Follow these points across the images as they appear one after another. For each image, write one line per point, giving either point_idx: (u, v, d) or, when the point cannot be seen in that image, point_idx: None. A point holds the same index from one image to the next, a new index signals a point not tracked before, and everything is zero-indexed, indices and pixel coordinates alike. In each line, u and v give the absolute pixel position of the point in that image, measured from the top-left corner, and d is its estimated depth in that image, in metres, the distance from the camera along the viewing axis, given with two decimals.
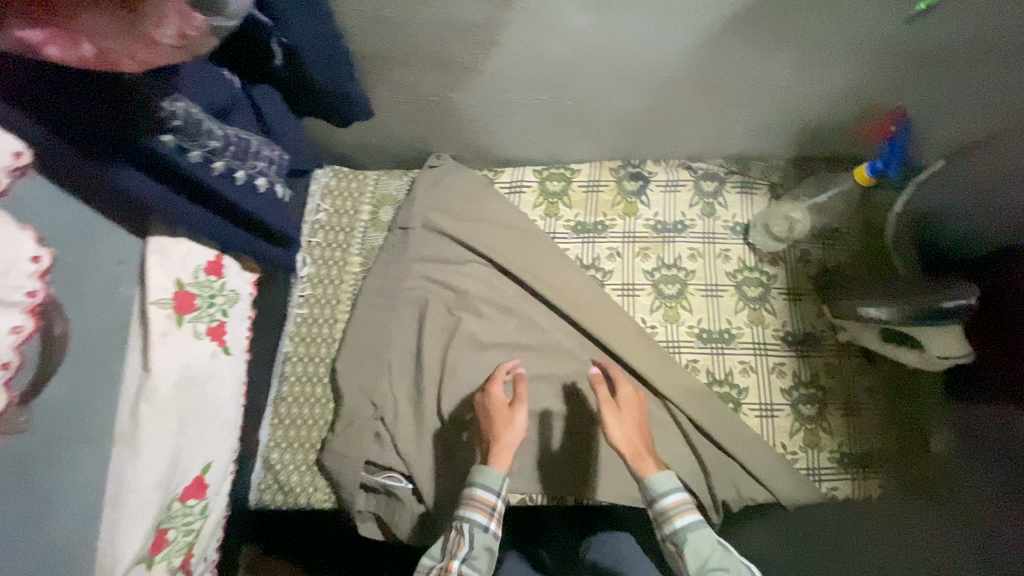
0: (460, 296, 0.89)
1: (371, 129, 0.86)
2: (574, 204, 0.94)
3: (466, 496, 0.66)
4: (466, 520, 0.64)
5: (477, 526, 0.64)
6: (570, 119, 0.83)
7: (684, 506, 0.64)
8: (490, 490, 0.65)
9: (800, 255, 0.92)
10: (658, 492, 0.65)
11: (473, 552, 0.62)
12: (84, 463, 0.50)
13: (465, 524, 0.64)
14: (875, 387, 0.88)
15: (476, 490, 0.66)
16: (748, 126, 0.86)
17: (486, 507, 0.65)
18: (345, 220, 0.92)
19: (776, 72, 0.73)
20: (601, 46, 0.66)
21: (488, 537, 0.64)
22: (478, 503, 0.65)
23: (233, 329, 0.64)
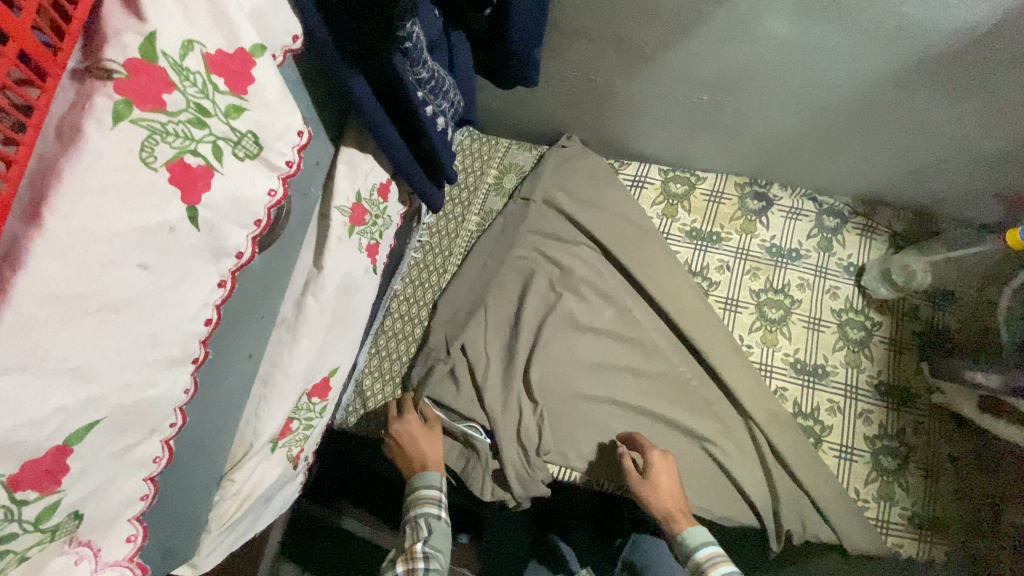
0: (567, 273, 0.91)
1: (521, 97, 0.89)
2: (693, 210, 0.95)
3: (413, 497, 0.71)
4: (420, 515, 0.68)
5: (431, 517, 0.68)
6: (718, 126, 0.85)
7: (718, 558, 0.67)
8: (434, 485, 0.71)
9: (908, 309, 0.91)
10: (692, 545, 0.69)
11: (433, 537, 0.66)
12: (254, 337, 0.53)
13: (418, 519, 0.68)
14: (960, 456, 0.87)
15: (421, 487, 0.71)
16: (889, 170, 0.86)
17: (434, 499, 0.70)
18: (472, 179, 0.96)
19: (947, 120, 0.73)
20: (788, 58, 0.67)
21: (442, 523, 0.69)
22: (426, 499, 0.70)
23: (382, 252, 0.66)
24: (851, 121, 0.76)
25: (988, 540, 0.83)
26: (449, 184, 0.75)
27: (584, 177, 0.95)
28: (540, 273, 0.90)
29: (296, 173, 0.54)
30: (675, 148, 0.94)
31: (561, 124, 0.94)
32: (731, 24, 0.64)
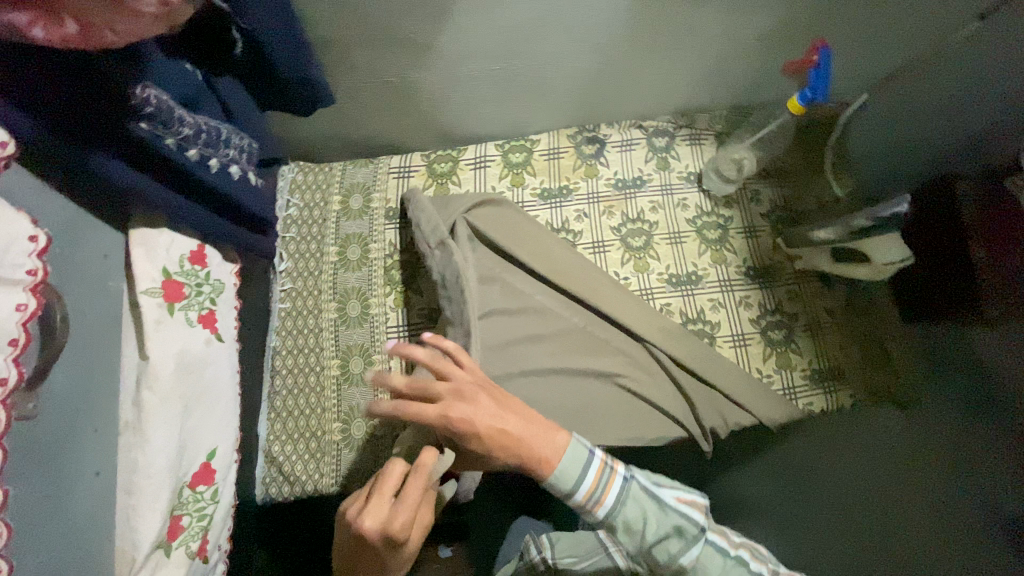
0: (440, 271, 0.91)
1: (332, 119, 0.88)
2: (538, 171, 0.98)
3: None
4: None
5: None
6: (524, 88, 0.87)
7: (604, 478, 0.56)
8: None
9: (751, 195, 0.99)
10: (571, 483, 0.56)
11: None
12: (91, 450, 0.51)
13: None
14: (835, 307, 0.95)
15: None
16: (690, 80, 0.92)
17: None
18: (317, 212, 0.92)
19: (711, 22, 0.78)
20: (547, 9, 0.70)
21: None
22: None
23: (222, 317, 0.65)
24: (633, 48, 0.81)
25: (875, 369, 0.93)
26: (273, 225, 0.75)
27: (427, 174, 0.95)
28: (415, 281, 0.90)
29: (79, 274, 0.51)
30: (501, 120, 0.96)
31: (386, 131, 0.93)
32: None
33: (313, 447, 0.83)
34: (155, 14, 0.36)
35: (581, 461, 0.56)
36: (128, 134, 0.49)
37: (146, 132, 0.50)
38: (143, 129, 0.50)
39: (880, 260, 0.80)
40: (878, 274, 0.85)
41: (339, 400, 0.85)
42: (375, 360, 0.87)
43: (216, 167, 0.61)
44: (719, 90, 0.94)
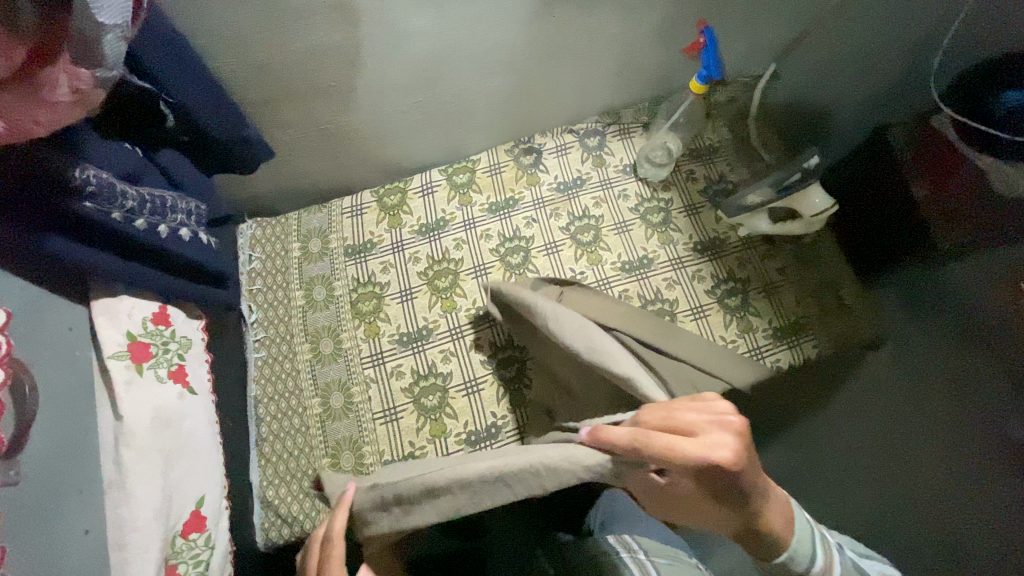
0: (404, 297, 0.95)
1: (280, 173, 0.93)
2: (483, 189, 1.03)
3: None
4: None
5: None
6: (452, 115, 0.93)
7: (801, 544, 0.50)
8: None
9: (686, 174, 1.04)
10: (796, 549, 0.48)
11: None
12: (80, 513, 0.54)
13: None
14: (786, 266, 0.98)
15: None
16: (606, 80, 0.98)
17: None
18: (280, 262, 0.97)
19: (609, 25, 0.84)
20: (451, 40, 0.76)
21: None
22: None
23: (192, 371, 0.70)
24: (542, 59, 0.86)
25: (833, 317, 0.96)
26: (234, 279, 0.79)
27: (378, 208, 1.00)
28: (382, 310, 0.94)
29: (46, 349, 0.55)
30: (439, 147, 1.01)
31: (333, 175, 0.98)
32: (384, 36, 0.72)
33: (306, 486, 0.85)
34: (69, 100, 0.41)
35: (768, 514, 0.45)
36: (73, 213, 0.54)
37: (92, 209, 0.55)
38: (88, 207, 0.54)
39: (811, 213, 0.92)
40: (810, 227, 0.95)
41: (325, 437, 0.87)
42: (354, 392, 0.90)
43: (167, 232, 0.65)
44: (636, 82, 1.00)
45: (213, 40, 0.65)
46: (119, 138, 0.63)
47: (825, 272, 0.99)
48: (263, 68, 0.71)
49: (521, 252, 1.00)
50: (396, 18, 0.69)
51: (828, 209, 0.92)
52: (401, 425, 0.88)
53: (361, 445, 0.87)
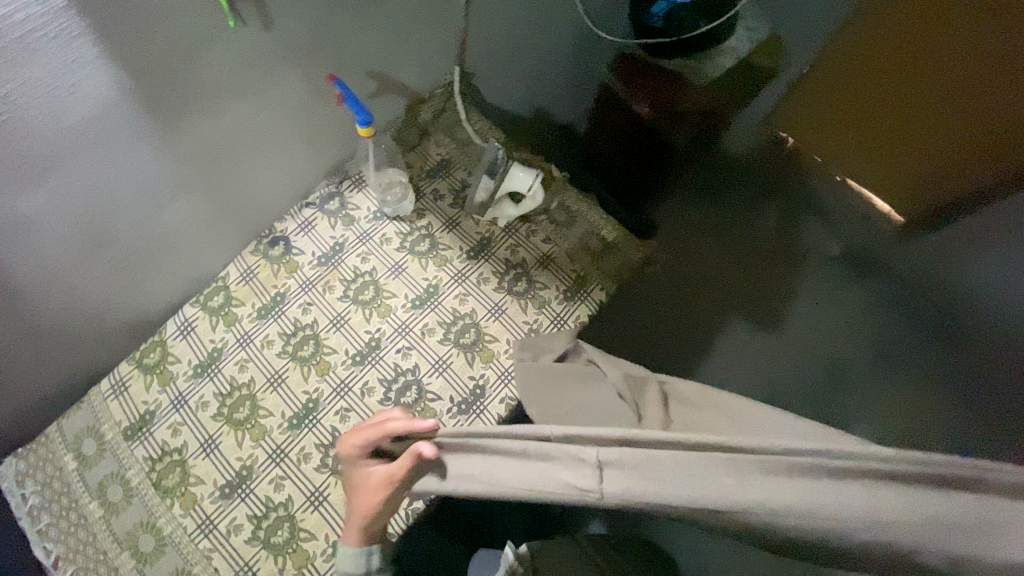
0: (208, 449, 0.88)
1: (3, 400, 0.82)
2: (244, 300, 0.98)
3: None
4: None
5: None
6: (162, 252, 0.88)
7: None
8: None
9: (431, 197, 1.08)
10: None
11: None
12: None
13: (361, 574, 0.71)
14: (549, 234, 1.06)
15: None
16: (305, 148, 0.97)
17: None
18: (59, 483, 0.86)
19: (262, 112, 0.82)
20: (91, 198, 0.71)
21: None
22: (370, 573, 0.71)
23: None
24: (214, 166, 0.83)
25: (606, 257, 1.04)
26: None
27: (141, 374, 0.92)
28: (193, 474, 0.87)
29: None
30: (178, 282, 0.95)
31: (73, 366, 0.89)
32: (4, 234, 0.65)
33: None
34: None
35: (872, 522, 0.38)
36: None
37: None
38: None
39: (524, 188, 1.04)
40: (538, 198, 1.06)
41: None
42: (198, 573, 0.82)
43: None
44: (336, 136, 1.01)
45: None
46: None
47: (584, 222, 1.07)
48: None
49: (311, 340, 0.96)
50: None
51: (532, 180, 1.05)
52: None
53: None
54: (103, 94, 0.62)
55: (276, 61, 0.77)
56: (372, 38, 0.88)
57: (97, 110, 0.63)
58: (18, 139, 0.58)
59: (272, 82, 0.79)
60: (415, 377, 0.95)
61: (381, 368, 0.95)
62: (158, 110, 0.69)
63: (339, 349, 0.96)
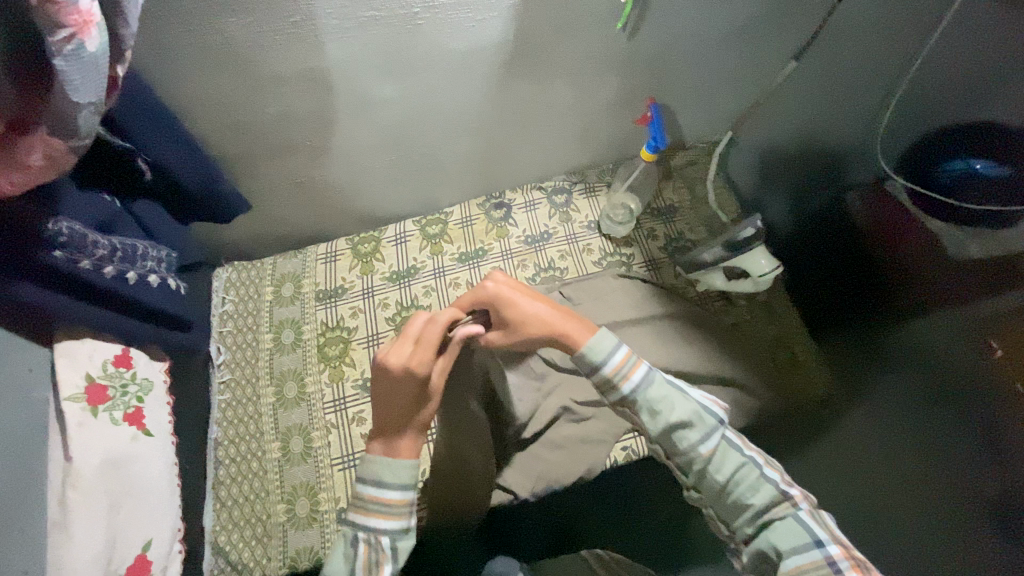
0: (370, 343, 0.97)
1: (257, 221, 0.97)
2: (454, 239, 1.07)
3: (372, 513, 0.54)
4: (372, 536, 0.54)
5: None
6: (425, 171, 0.98)
7: None
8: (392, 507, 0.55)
9: (646, 232, 1.10)
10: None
11: None
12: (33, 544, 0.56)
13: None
14: (739, 321, 1.03)
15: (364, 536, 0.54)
16: (572, 141, 1.03)
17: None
18: (251, 305, 0.99)
19: (570, 97, 0.89)
20: (421, 107, 0.81)
21: None
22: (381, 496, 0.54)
23: (151, 413, 0.72)
24: (507, 123, 0.91)
25: (786, 374, 1.00)
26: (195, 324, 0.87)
27: (351, 255, 1.03)
28: (350, 355, 0.96)
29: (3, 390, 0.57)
30: (415, 199, 1.06)
31: (310, 223, 1.02)
32: (355, 103, 0.77)
33: (260, 532, 0.84)
34: (41, 165, 0.46)
35: (611, 343, 0.59)
36: (41, 261, 0.57)
37: (61, 258, 0.59)
38: (55, 256, 0.58)
39: (757, 274, 0.98)
40: (760, 288, 1.00)
41: (282, 481, 0.87)
42: (314, 437, 0.91)
43: (136, 278, 0.69)
44: (600, 143, 1.06)
45: (188, 103, 0.70)
46: (97, 189, 0.67)
47: (778, 327, 1.03)
48: (237, 130, 0.76)
49: None
50: (365, 87, 0.74)
51: (771, 271, 0.97)
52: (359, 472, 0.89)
53: (318, 491, 0.87)
54: (488, 36, 0.71)
55: (613, 62, 0.83)
56: (688, 77, 0.93)
57: (474, 45, 0.72)
58: (416, 42, 0.69)
59: (596, 77, 0.86)
60: None
61: None
62: (508, 65, 0.78)
63: None
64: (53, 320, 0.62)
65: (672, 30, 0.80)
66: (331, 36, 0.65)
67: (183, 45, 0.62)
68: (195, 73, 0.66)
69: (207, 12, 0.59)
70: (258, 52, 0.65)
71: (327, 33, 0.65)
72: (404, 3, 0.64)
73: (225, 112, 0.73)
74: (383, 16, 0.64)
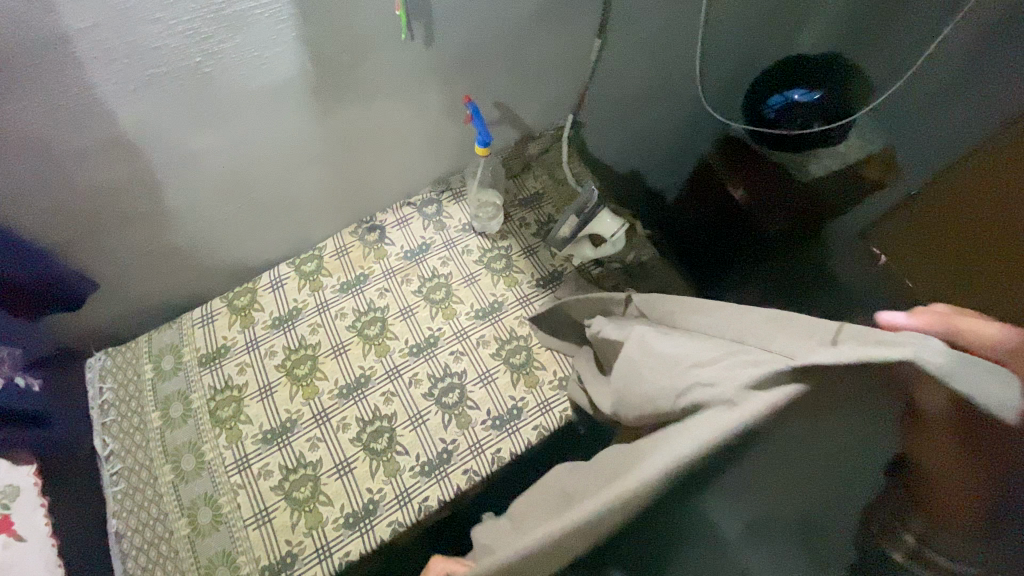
0: (264, 393, 0.96)
1: (119, 301, 0.94)
2: (333, 272, 1.07)
3: None
4: None
5: None
6: (281, 213, 0.99)
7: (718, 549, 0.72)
8: None
9: (518, 223, 1.15)
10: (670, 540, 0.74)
11: None
12: None
13: None
14: (619, 282, 1.09)
15: None
16: (423, 154, 1.07)
17: None
18: (133, 388, 0.96)
19: (399, 112, 0.93)
20: (246, 153, 0.83)
21: None
22: None
23: (23, 517, 0.69)
24: (347, 149, 0.94)
25: None
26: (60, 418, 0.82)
27: (229, 312, 1.02)
28: (246, 410, 0.95)
29: None
30: (283, 242, 1.06)
31: (177, 291, 1.00)
32: (174, 162, 0.77)
33: None
34: None
35: None
36: None
37: None
38: None
39: (610, 233, 1.07)
40: (619, 247, 1.09)
41: (196, 556, 0.84)
42: (222, 503, 0.88)
43: None
44: (451, 149, 1.11)
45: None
46: None
47: (655, 279, 1.10)
48: (55, 213, 0.74)
49: (379, 322, 1.04)
50: (176, 144, 0.74)
51: (620, 227, 1.08)
52: (275, 524, 0.87)
53: (236, 556, 0.84)
54: (286, 71, 0.74)
55: (424, 72, 0.88)
56: (507, 72, 0.99)
57: (276, 82, 0.75)
58: (212, 89, 0.71)
59: (416, 89, 0.90)
60: (460, 381, 0.99)
61: (432, 364, 1.01)
62: (320, 94, 0.80)
63: (401, 337, 1.03)
64: None
65: (468, 32, 0.86)
66: (119, 100, 0.66)
67: None
68: None
69: None
70: (48, 132, 0.65)
71: (113, 98, 0.65)
72: (183, 56, 0.65)
73: (36, 197, 0.71)
74: (167, 71, 0.66)
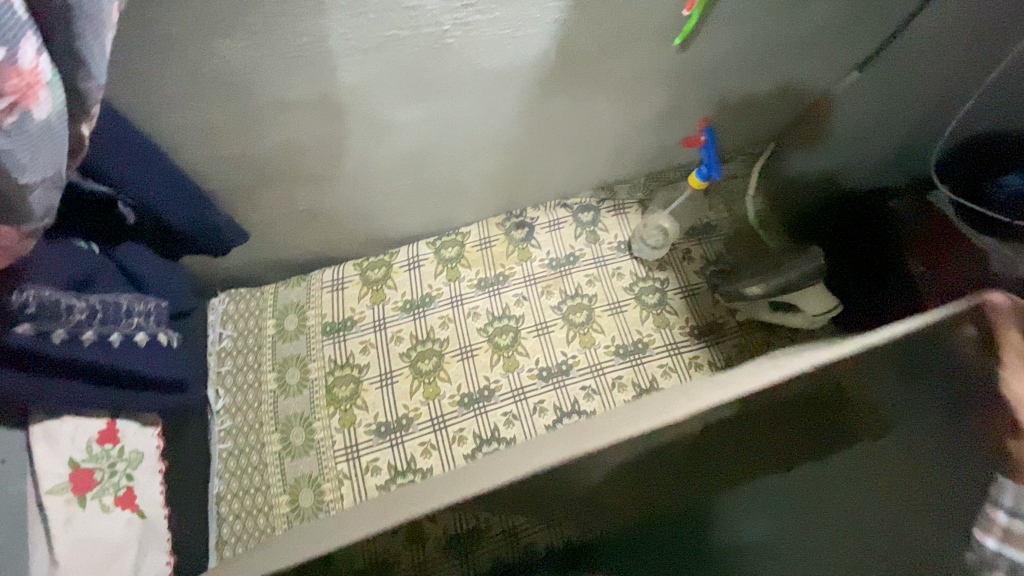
0: (384, 382, 0.90)
1: (255, 250, 0.88)
2: (472, 263, 0.99)
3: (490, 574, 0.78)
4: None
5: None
6: (441, 194, 0.89)
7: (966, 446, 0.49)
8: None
9: (682, 255, 1.00)
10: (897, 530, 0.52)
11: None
12: None
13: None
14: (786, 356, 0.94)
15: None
16: (601, 160, 0.93)
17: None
18: (252, 340, 0.91)
19: (603, 113, 0.78)
20: (441, 131, 0.71)
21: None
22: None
23: (144, 487, 0.65)
24: (536, 143, 0.81)
25: None
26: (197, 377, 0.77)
27: (361, 282, 0.96)
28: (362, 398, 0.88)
29: None
30: (429, 220, 0.97)
31: (310, 249, 0.92)
32: (369, 129, 0.66)
33: None
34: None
35: None
36: (5, 342, 0.49)
37: (29, 333, 0.50)
38: (23, 332, 0.50)
39: (812, 312, 0.87)
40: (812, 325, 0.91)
41: None
42: (324, 488, 0.83)
43: (121, 340, 0.60)
44: (632, 160, 0.96)
45: (172, 133, 0.59)
46: (78, 239, 0.59)
47: None
48: (234, 161, 0.65)
49: (511, 332, 0.94)
50: (383, 111, 0.63)
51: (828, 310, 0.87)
52: None
53: None
54: (526, 54, 0.61)
55: (657, 76, 0.73)
56: (735, 91, 0.83)
57: (509, 65, 0.62)
58: (444, 61, 0.58)
59: (634, 95, 0.76)
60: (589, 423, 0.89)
61: (561, 396, 0.91)
62: (544, 84, 0.67)
63: (532, 355, 0.93)
64: (25, 401, 0.53)
65: (726, 40, 0.70)
66: (346, 59, 0.54)
67: (165, 69, 0.50)
68: (183, 103, 0.55)
69: (190, 33, 0.47)
70: (258, 79, 0.54)
71: (340, 56, 0.54)
72: (431, 21, 0.53)
73: (217, 142, 0.61)
74: (407, 36, 0.54)
